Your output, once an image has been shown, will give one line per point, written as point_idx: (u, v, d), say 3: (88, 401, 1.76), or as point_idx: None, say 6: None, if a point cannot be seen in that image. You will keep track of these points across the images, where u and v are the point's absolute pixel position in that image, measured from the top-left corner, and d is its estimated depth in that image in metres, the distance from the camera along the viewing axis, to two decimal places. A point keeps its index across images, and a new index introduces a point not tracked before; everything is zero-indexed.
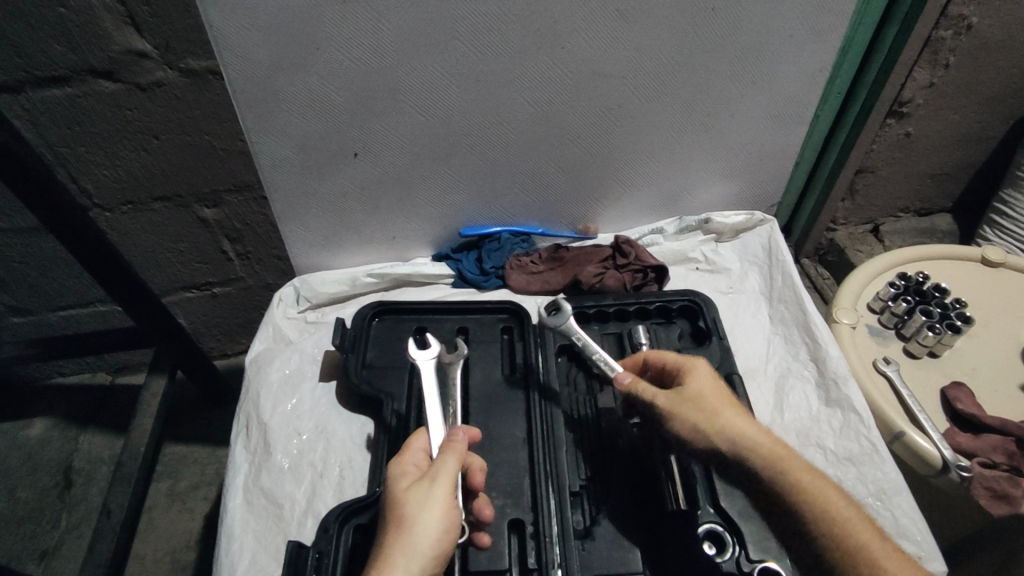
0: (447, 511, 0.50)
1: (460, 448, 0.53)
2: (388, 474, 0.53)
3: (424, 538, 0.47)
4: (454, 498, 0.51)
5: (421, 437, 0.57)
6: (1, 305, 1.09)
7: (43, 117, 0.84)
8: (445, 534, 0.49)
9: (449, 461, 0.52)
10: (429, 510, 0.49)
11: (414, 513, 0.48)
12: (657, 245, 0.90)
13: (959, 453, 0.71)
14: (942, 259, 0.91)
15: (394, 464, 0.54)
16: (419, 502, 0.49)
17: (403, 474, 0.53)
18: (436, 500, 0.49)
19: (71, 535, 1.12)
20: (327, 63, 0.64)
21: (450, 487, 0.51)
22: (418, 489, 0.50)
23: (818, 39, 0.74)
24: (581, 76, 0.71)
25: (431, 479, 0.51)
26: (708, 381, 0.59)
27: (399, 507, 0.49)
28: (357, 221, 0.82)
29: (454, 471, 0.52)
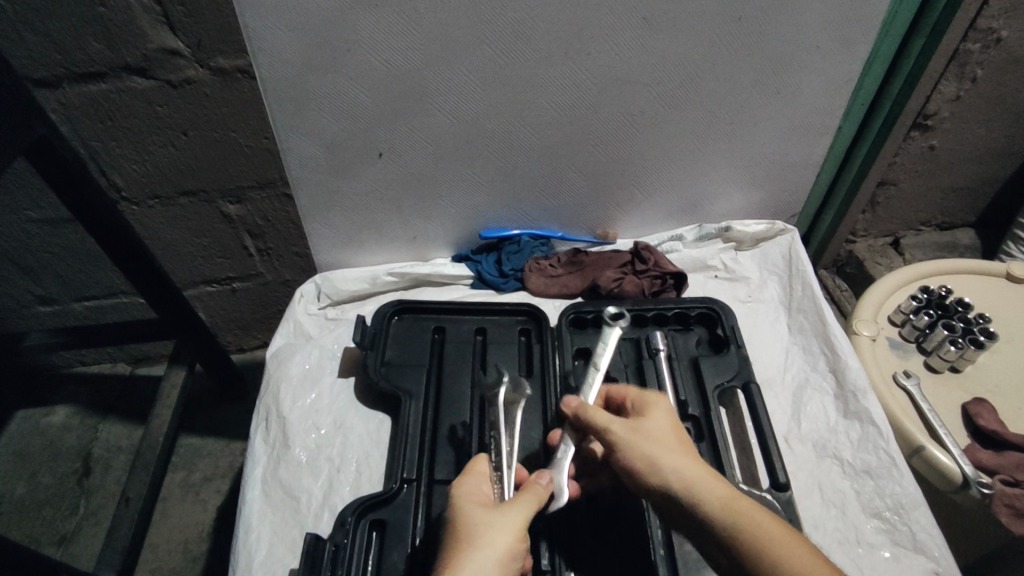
0: (517, 540, 0.50)
1: (543, 491, 0.55)
2: (455, 492, 0.55)
3: (492, 558, 0.48)
4: (524, 534, 0.52)
5: (487, 468, 0.59)
6: (29, 293, 1.12)
7: (78, 112, 0.86)
8: (510, 560, 0.49)
9: (525, 497, 0.54)
10: (502, 534, 0.50)
11: (487, 532, 0.50)
12: (676, 251, 0.90)
13: (979, 469, 0.70)
14: (966, 273, 0.90)
15: (463, 484, 0.56)
16: (494, 524, 0.50)
17: (472, 496, 0.54)
18: (511, 526, 0.50)
19: (89, 521, 1.14)
20: (356, 64, 0.65)
21: (524, 519, 0.52)
22: (494, 513, 0.52)
23: (845, 50, 0.73)
24: (605, 82, 0.72)
25: (508, 507, 0.52)
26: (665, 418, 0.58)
27: (473, 523, 0.50)
28: (379, 220, 0.83)
29: (530, 506, 0.54)
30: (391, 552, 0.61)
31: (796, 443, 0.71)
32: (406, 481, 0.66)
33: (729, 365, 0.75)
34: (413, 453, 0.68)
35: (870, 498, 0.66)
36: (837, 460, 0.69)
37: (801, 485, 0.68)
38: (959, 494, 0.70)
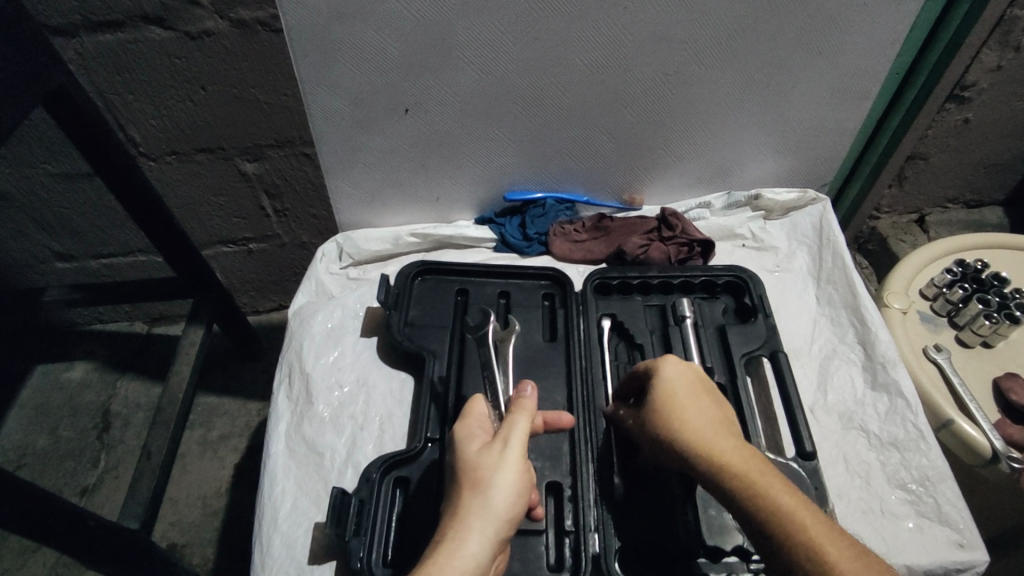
0: (520, 473, 0.49)
1: (530, 410, 0.53)
2: (456, 437, 0.53)
3: (499, 501, 0.47)
4: (525, 463, 0.50)
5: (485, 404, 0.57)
6: (47, 249, 1.11)
7: (95, 63, 0.84)
8: (518, 496, 0.48)
9: (518, 424, 0.52)
10: (503, 472, 0.48)
11: (488, 474, 0.48)
12: (703, 220, 0.89)
13: (1010, 444, 0.70)
14: (1002, 248, 0.88)
15: (461, 427, 0.54)
16: (493, 465, 0.49)
17: (471, 438, 0.52)
18: (509, 462, 0.49)
19: (110, 475, 1.15)
20: (384, 14, 0.63)
21: (522, 448, 0.50)
22: (490, 452, 0.50)
23: (892, 9, 0.70)
24: (640, 39, 0.69)
25: (503, 441, 0.51)
26: (677, 380, 0.57)
27: (472, 469, 0.49)
28: (402, 180, 0.82)
29: (524, 432, 0.52)
30: (415, 509, 0.62)
31: (821, 413, 0.71)
32: (430, 440, 0.66)
33: (756, 334, 0.74)
34: (437, 413, 0.68)
35: (896, 469, 0.66)
36: (864, 431, 0.69)
37: (826, 455, 0.67)
38: (988, 467, 0.69)
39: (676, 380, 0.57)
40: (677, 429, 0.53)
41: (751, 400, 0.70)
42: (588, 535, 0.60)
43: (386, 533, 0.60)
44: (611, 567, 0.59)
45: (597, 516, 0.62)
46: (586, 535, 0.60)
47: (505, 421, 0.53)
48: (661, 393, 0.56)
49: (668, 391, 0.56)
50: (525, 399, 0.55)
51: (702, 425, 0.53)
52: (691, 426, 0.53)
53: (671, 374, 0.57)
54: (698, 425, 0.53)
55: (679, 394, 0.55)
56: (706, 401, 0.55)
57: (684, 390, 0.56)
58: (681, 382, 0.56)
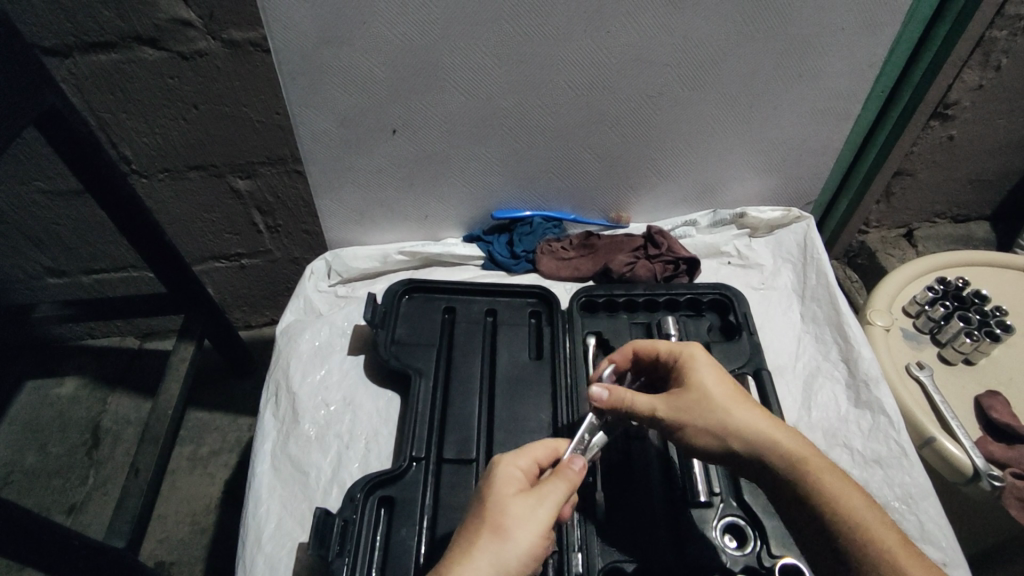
0: (540, 537, 0.48)
1: (575, 477, 0.52)
2: (494, 472, 0.52)
3: (513, 555, 0.47)
4: (549, 527, 0.50)
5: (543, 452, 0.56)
6: (39, 265, 1.12)
7: (88, 83, 0.85)
8: (530, 558, 0.48)
9: (557, 486, 0.51)
10: (527, 529, 0.48)
11: (513, 526, 0.48)
12: (689, 237, 0.90)
13: (991, 462, 0.70)
14: (983, 266, 0.89)
15: (504, 464, 0.53)
16: (520, 517, 0.48)
17: (510, 478, 0.52)
18: (539, 521, 0.48)
19: (98, 492, 1.15)
20: (372, 38, 0.64)
21: (553, 513, 0.50)
22: (523, 503, 0.49)
23: (870, 33, 0.72)
24: (624, 62, 0.70)
25: (539, 497, 0.50)
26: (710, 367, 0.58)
27: (499, 513, 0.48)
28: (391, 198, 0.83)
29: (560, 497, 0.51)
30: (399, 529, 0.62)
31: (805, 431, 0.71)
32: (415, 459, 0.66)
33: (740, 352, 0.75)
34: (423, 431, 0.68)
35: (879, 487, 0.66)
36: (847, 448, 0.69)
37: None
38: (969, 485, 0.70)
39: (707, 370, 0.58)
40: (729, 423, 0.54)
41: None
42: (572, 554, 0.60)
43: (370, 554, 0.60)
44: None
45: (581, 535, 0.62)
46: (570, 554, 0.60)
47: (546, 477, 0.52)
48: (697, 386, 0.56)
49: (707, 384, 0.56)
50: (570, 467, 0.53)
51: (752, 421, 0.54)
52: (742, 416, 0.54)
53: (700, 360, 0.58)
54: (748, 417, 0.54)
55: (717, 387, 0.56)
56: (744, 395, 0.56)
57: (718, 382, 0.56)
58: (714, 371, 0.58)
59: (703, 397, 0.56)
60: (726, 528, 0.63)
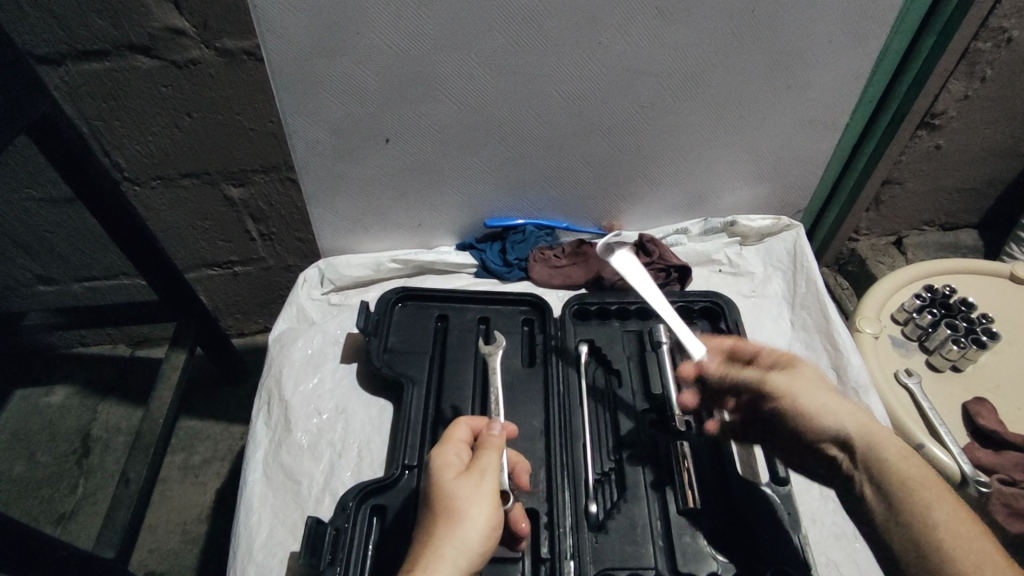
0: (494, 508, 0.49)
1: (501, 444, 0.53)
2: (431, 463, 0.52)
3: (474, 534, 0.47)
4: (498, 496, 0.50)
5: (463, 429, 0.56)
6: (29, 273, 1.11)
7: (81, 91, 0.85)
8: (491, 531, 0.48)
9: (491, 456, 0.52)
10: (479, 505, 0.48)
11: (463, 506, 0.48)
12: (680, 245, 0.90)
13: (978, 468, 0.71)
14: (970, 273, 0.90)
15: (438, 452, 0.52)
16: (468, 495, 0.48)
17: (448, 463, 0.51)
18: (487, 493, 0.49)
19: (88, 501, 1.14)
20: (366, 47, 0.65)
21: (496, 482, 0.50)
22: (467, 482, 0.49)
23: (857, 45, 0.73)
24: (615, 72, 0.71)
25: (479, 474, 0.50)
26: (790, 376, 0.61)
27: (448, 499, 0.48)
28: (383, 206, 0.83)
29: (496, 466, 0.51)
30: (390, 538, 0.62)
31: None
32: (407, 467, 0.66)
33: None
34: (415, 440, 0.68)
35: None
36: None
37: (799, 479, 0.68)
38: (957, 492, 0.70)
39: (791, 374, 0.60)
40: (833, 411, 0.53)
41: None
42: (564, 562, 0.60)
43: (362, 564, 0.60)
44: None
45: (575, 541, 0.62)
46: (562, 562, 0.60)
47: (478, 453, 0.52)
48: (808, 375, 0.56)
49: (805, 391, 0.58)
50: (493, 436, 0.54)
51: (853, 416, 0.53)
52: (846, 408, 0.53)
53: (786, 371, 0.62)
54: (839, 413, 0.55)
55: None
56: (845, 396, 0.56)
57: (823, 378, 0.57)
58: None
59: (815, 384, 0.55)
60: (719, 533, 0.63)
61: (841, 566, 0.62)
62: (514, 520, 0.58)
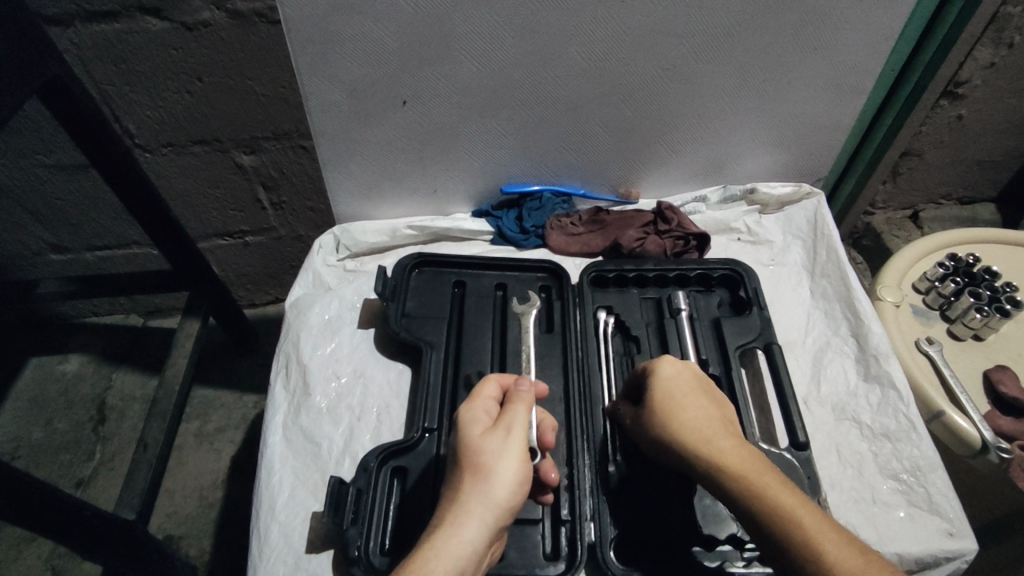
0: (521, 464, 0.49)
1: (530, 399, 0.54)
2: (459, 419, 0.52)
3: (501, 490, 0.47)
4: (525, 452, 0.50)
5: (492, 386, 0.56)
6: (41, 240, 1.11)
7: (91, 53, 0.84)
8: (518, 487, 0.48)
9: (520, 413, 0.52)
10: (505, 461, 0.48)
11: (491, 462, 0.48)
12: (699, 213, 0.89)
13: (999, 436, 0.71)
14: (994, 243, 0.89)
15: (465, 409, 0.53)
16: (495, 452, 0.49)
17: (475, 420, 0.52)
18: (513, 450, 0.49)
19: (106, 467, 1.15)
20: (383, 5, 0.63)
21: (523, 438, 0.50)
22: (494, 438, 0.49)
23: (889, 5, 0.70)
24: (637, 33, 0.69)
25: (506, 430, 0.50)
26: (672, 384, 0.58)
27: (475, 455, 0.48)
28: (399, 172, 0.82)
29: (525, 422, 0.52)
30: (411, 498, 0.62)
31: (814, 406, 0.71)
32: (427, 430, 0.66)
33: (751, 326, 0.75)
34: (434, 404, 0.68)
35: (886, 460, 0.67)
36: (856, 422, 0.70)
37: (818, 445, 0.68)
38: (977, 458, 0.70)
39: (662, 389, 0.58)
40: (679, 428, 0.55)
41: (746, 392, 0.71)
42: (585, 524, 0.61)
43: (383, 523, 0.60)
44: (607, 556, 0.60)
45: (594, 504, 0.63)
46: (583, 523, 0.61)
47: (506, 409, 0.53)
48: (660, 396, 0.58)
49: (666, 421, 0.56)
50: (522, 391, 0.54)
51: (699, 425, 0.55)
52: (692, 423, 0.55)
53: (668, 378, 0.59)
54: (699, 436, 0.54)
55: (692, 412, 0.56)
56: (702, 398, 0.58)
57: (679, 388, 0.58)
58: (674, 393, 0.58)
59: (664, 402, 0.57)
60: None
61: (860, 528, 0.62)
62: (544, 470, 0.58)
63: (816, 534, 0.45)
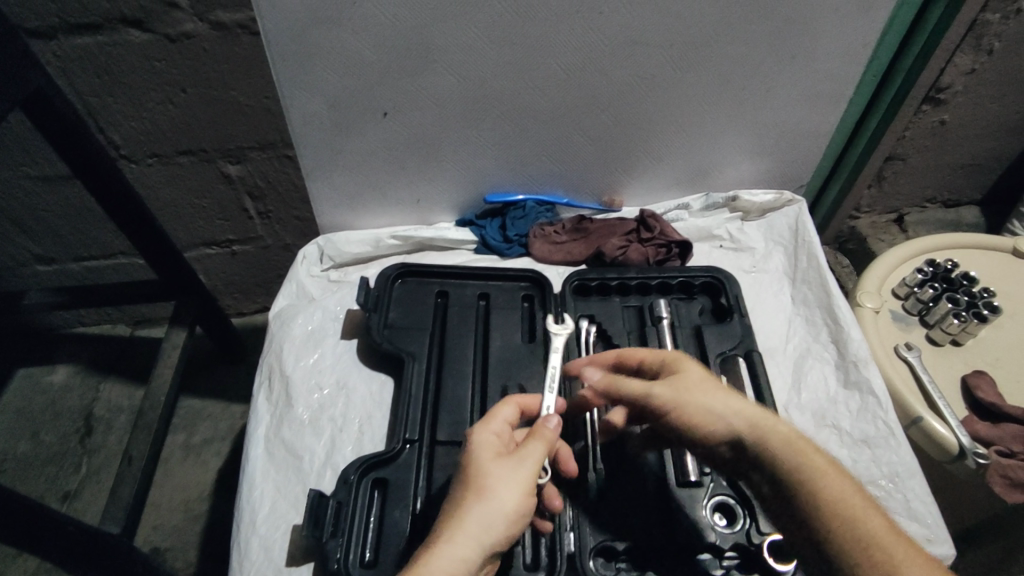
0: (525, 494, 0.49)
1: (551, 437, 0.52)
2: (471, 437, 0.53)
3: (500, 516, 0.47)
4: (534, 485, 0.50)
5: (510, 409, 0.56)
6: (26, 252, 1.11)
7: (74, 66, 0.84)
8: (518, 516, 0.48)
9: (537, 446, 0.51)
10: (509, 488, 0.48)
11: (495, 487, 0.48)
12: (681, 221, 0.90)
13: (976, 441, 0.71)
14: (973, 248, 0.90)
15: (479, 428, 0.53)
16: (501, 478, 0.49)
17: (486, 441, 0.52)
18: (521, 480, 0.49)
19: (92, 479, 1.15)
20: (362, 18, 0.63)
21: (534, 471, 0.50)
22: (504, 464, 0.50)
23: (863, 15, 0.71)
24: (616, 43, 0.70)
25: (519, 459, 0.50)
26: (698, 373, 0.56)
27: (480, 477, 0.49)
28: (382, 182, 0.82)
29: (540, 456, 0.51)
30: (392, 510, 0.62)
31: (795, 412, 0.72)
32: (408, 441, 0.66)
33: (732, 334, 0.75)
34: (416, 415, 0.68)
35: (866, 466, 0.67)
36: (836, 429, 0.70)
37: None
38: (954, 464, 0.71)
39: (689, 376, 0.55)
40: (724, 406, 0.52)
41: None
42: (565, 533, 0.61)
43: (364, 535, 0.61)
44: (586, 565, 0.60)
45: (574, 514, 0.63)
46: (563, 533, 0.61)
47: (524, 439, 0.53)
48: (690, 379, 0.54)
49: (708, 400, 0.52)
50: (545, 428, 0.53)
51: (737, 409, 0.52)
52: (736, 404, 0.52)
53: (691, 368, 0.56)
54: (746, 418, 0.51)
55: (723, 397, 0.53)
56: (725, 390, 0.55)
57: (704, 377, 0.55)
58: (703, 379, 0.55)
59: (696, 384, 0.54)
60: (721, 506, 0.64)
61: None
62: (547, 497, 0.58)
63: (875, 526, 0.43)
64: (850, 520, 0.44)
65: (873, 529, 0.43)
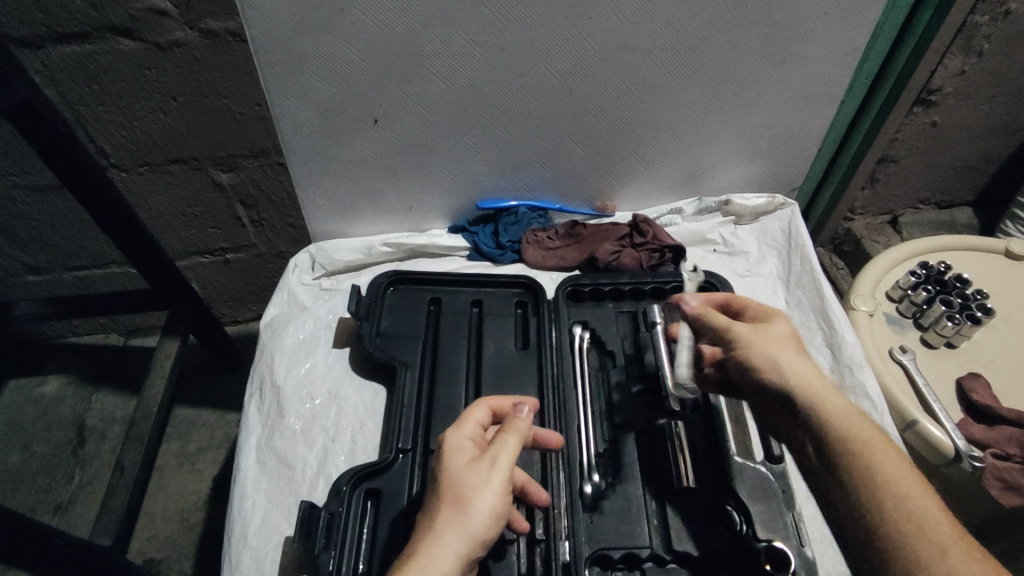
0: (501, 497, 0.49)
1: (523, 428, 0.53)
2: (445, 444, 0.52)
3: (478, 523, 0.47)
4: (509, 485, 0.50)
5: (482, 411, 0.56)
6: (17, 262, 1.10)
7: (62, 75, 0.83)
8: (495, 519, 0.48)
9: (508, 442, 0.51)
10: (485, 494, 0.48)
11: (471, 494, 0.48)
12: (674, 225, 0.90)
13: (972, 443, 0.71)
14: (966, 250, 0.90)
15: (452, 434, 0.52)
16: (476, 484, 0.48)
17: (460, 448, 0.51)
18: (495, 485, 0.48)
19: (84, 491, 1.14)
20: (351, 26, 0.63)
21: (508, 471, 0.50)
22: (478, 469, 0.49)
23: (853, 18, 0.71)
24: (606, 47, 0.70)
25: (491, 461, 0.50)
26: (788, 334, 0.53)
27: (456, 485, 0.48)
28: (374, 189, 0.82)
29: (513, 451, 0.51)
30: (385, 521, 0.62)
31: None
32: (401, 451, 0.66)
33: None
34: (409, 423, 0.68)
35: None
36: None
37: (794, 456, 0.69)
38: (951, 467, 0.70)
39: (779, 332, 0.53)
40: (798, 364, 0.50)
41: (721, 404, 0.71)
42: (560, 543, 0.61)
43: (356, 546, 0.60)
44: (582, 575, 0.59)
45: (569, 521, 0.62)
46: (558, 543, 0.60)
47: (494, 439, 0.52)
48: (770, 335, 0.53)
49: (783, 355, 0.51)
50: (520, 419, 0.53)
51: (805, 372, 0.50)
52: (810, 368, 0.50)
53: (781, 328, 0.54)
54: (812, 380, 0.49)
55: (800, 362, 0.51)
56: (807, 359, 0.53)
57: (789, 341, 0.53)
58: (788, 340, 0.53)
59: (783, 339, 0.52)
60: (716, 512, 0.64)
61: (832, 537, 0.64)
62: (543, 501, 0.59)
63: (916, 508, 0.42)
64: (887, 493, 0.43)
65: (913, 506, 0.42)
